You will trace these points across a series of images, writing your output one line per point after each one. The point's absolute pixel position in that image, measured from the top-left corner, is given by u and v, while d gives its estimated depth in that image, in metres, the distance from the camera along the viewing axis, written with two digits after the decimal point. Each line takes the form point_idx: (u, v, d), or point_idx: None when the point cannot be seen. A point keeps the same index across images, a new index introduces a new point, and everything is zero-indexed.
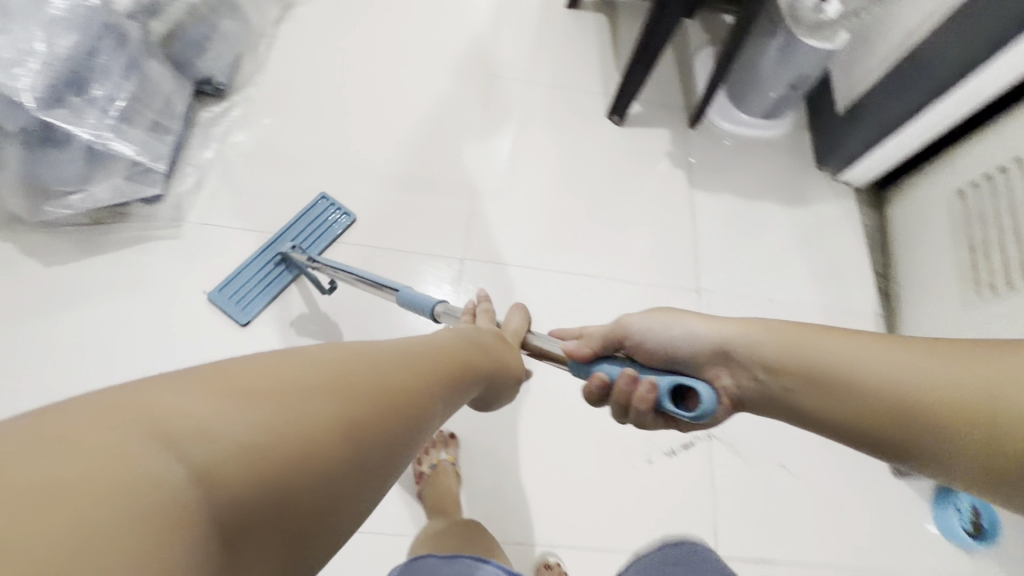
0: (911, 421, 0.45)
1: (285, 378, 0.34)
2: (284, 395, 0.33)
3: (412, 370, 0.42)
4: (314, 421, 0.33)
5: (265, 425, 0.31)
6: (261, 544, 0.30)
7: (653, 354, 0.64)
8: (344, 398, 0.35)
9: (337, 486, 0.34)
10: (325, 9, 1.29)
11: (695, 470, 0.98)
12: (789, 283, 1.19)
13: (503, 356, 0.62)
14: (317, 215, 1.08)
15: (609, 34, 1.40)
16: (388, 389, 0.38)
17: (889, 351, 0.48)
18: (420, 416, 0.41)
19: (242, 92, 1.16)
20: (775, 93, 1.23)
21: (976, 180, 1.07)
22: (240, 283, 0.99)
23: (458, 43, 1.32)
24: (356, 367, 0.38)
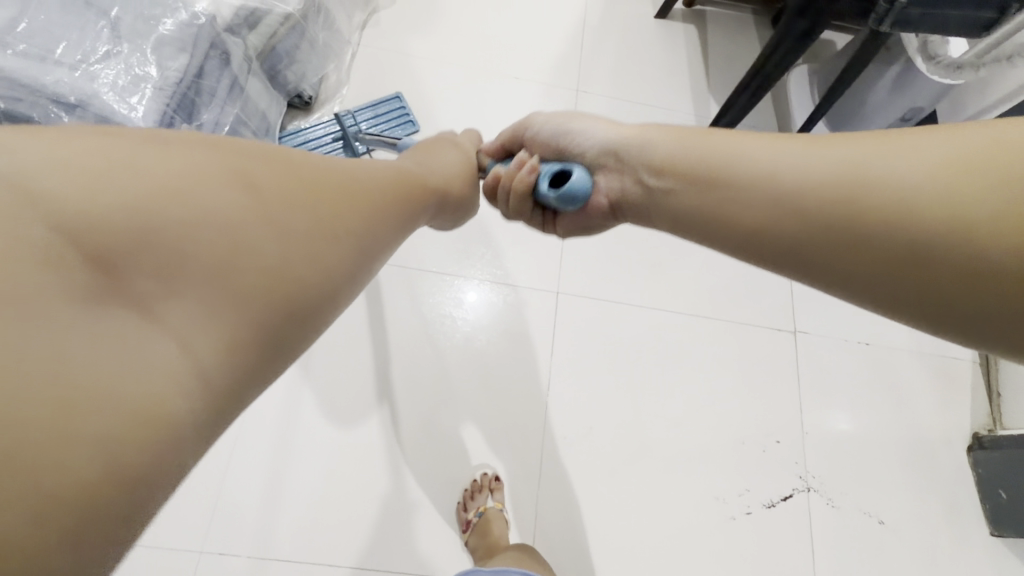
0: (839, 210, 0.36)
1: (148, 137, 0.29)
2: (141, 140, 0.28)
3: (339, 167, 0.37)
4: (192, 167, 0.29)
5: (102, 157, 0.26)
6: (162, 284, 0.26)
7: (539, 145, 0.58)
8: (227, 157, 0.30)
9: (253, 250, 0.29)
10: (409, 13, 1.22)
11: (795, 523, 0.97)
12: (885, 325, 1.14)
13: (456, 167, 0.57)
14: (390, 112, 1.09)
15: (699, 49, 1.33)
16: (296, 170, 0.33)
17: (908, 148, 0.35)
18: (350, 200, 0.36)
19: (327, 107, 1.11)
20: (881, 123, 1.17)
21: None
22: (294, 142, 1.03)
23: (545, 55, 1.26)
24: (274, 151, 0.34)
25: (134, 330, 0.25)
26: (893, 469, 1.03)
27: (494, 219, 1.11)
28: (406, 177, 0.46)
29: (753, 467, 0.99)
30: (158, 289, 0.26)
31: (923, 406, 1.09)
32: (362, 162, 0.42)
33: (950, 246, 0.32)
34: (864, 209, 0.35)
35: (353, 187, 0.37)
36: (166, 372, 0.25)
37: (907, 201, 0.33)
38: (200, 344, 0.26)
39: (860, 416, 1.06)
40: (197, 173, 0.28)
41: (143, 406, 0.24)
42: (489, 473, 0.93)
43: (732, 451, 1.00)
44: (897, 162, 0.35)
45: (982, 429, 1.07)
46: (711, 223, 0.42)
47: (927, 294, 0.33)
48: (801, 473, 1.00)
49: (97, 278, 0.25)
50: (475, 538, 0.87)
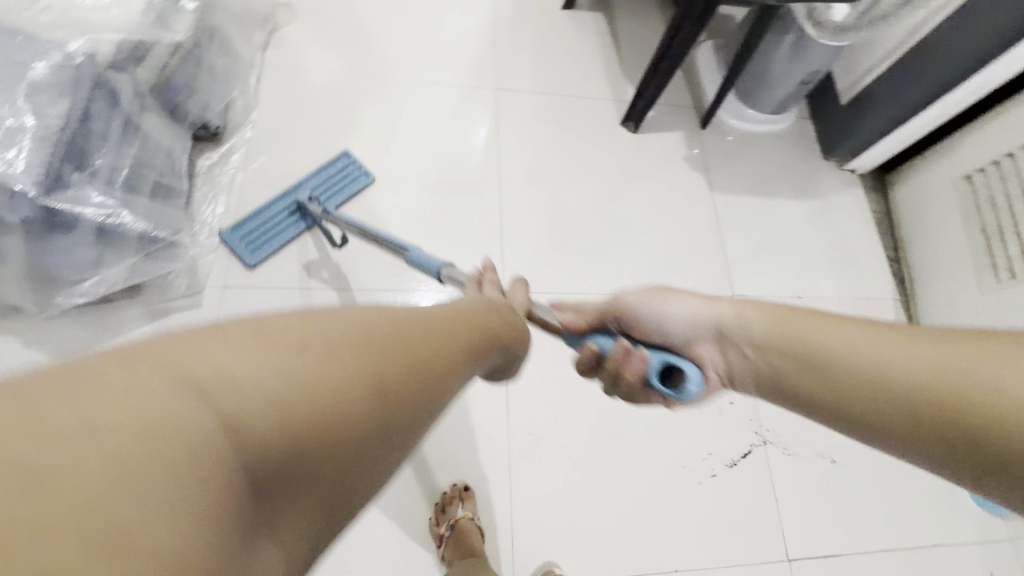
0: (912, 418, 0.46)
1: (321, 336, 0.30)
2: (312, 347, 0.29)
3: (443, 331, 0.38)
4: (345, 377, 0.30)
5: (283, 375, 0.27)
6: (282, 498, 0.28)
7: (646, 330, 0.64)
8: (374, 356, 0.32)
9: (365, 450, 0.31)
10: (312, 28, 1.18)
11: (757, 478, 1.01)
12: (812, 276, 1.22)
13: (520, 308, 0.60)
14: (337, 171, 1.08)
15: (609, 34, 1.35)
16: (422, 358, 0.35)
17: (895, 345, 0.48)
18: (449, 383, 0.37)
19: (238, 134, 1.06)
20: (785, 89, 1.24)
21: (986, 166, 1.12)
22: (253, 228, 0.97)
23: (460, 57, 1.25)
24: (412, 336, 0.35)
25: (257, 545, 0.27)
26: None
27: (430, 229, 1.09)
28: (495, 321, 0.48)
29: (713, 432, 1.03)
30: (279, 505, 0.28)
31: None
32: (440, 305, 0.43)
33: (990, 436, 0.41)
34: (893, 396, 0.46)
35: (454, 351, 0.39)
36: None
37: (921, 382, 0.45)
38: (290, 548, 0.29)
39: None
40: (336, 383, 0.29)
41: None
42: (458, 483, 0.92)
43: (691, 419, 1.03)
44: (865, 351, 0.49)
45: None
46: (807, 392, 0.52)
47: (986, 469, 0.42)
48: (756, 429, 1.05)
49: (237, 505, 0.25)
50: (450, 550, 0.86)
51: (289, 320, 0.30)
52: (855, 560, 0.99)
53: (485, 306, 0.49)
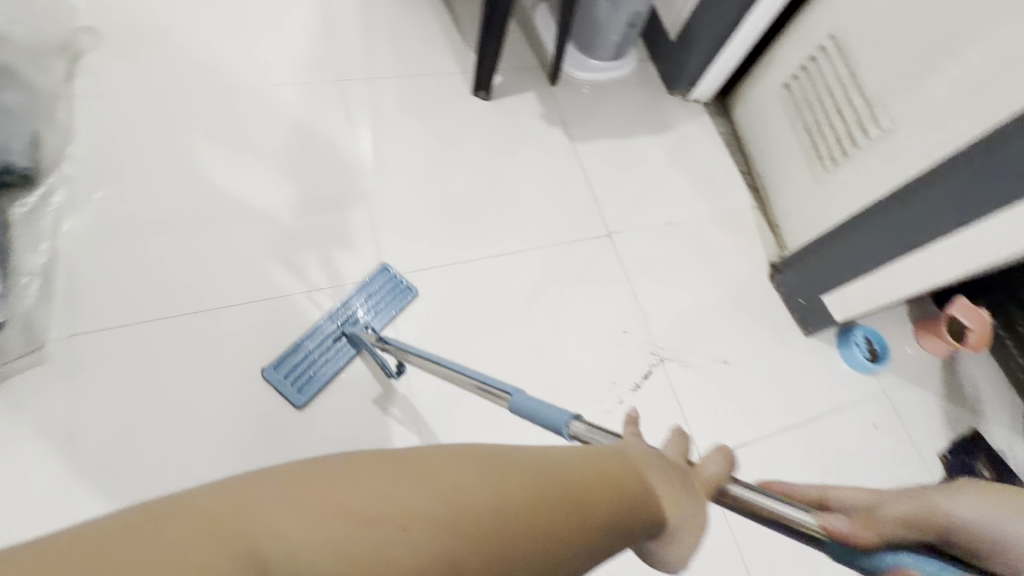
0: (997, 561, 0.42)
1: (403, 508, 0.29)
2: (395, 523, 0.28)
3: (566, 508, 0.33)
4: (414, 557, 0.28)
5: (344, 551, 0.27)
6: None
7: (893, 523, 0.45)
8: (452, 531, 0.29)
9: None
10: (123, 50, 1.10)
11: (661, 393, 1.07)
12: (679, 202, 1.30)
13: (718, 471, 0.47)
14: (381, 288, 1.04)
15: (445, 8, 1.36)
16: (516, 524, 0.31)
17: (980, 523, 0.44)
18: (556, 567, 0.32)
19: (57, 172, 0.98)
20: (616, 34, 1.31)
21: (796, 72, 1.25)
22: (297, 365, 0.95)
23: (295, 55, 1.22)
24: (517, 505, 0.31)
25: None
26: (721, 315, 1.19)
27: (297, 233, 1.06)
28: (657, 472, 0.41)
29: (613, 362, 1.08)
30: None
31: (728, 258, 1.26)
32: (577, 455, 0.38)
33: None
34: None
35: (577, 537, 0.33)
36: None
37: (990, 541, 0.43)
38: None
39: (685, 285, 1.20)
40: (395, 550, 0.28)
41: None
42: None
43: (592, 355, 1.08)
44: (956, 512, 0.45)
45: (774, 257, 1.28)
46: None
47: None
48: (652, 349, 1.11)
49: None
50: None
51: (384, 468, 0.31)
52: (757, 445, 1.08)
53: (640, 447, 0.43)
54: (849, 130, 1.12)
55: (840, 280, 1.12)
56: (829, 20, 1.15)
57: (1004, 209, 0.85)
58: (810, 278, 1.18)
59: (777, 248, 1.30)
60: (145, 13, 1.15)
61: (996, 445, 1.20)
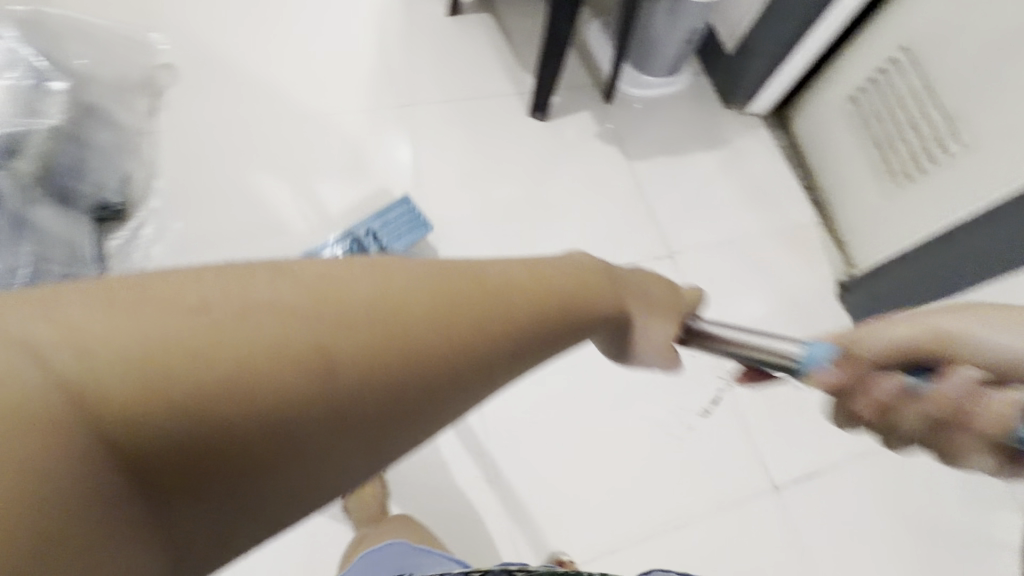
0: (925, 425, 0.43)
1: (230, 300, 0.26)
2: (217, 313, 0.25)
3: (469, 314, 0.30)
4: (268, 339, 0.26)
5: (159, 331, 0.24)
6: (215, 493, 0.26)
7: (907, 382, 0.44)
8: (308, 318, 0.27)
9: (307, 453, 0.28)
10: (198, 84, 1.15)
11: (730, 419, 1.05)
12: (739, 219, 1.28)
13: (666, 303, 0.47)
14: (396, 215, 1.09)
15: (498, 30, 1.38)
16: (392, 318, 0.28)
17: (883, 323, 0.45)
18: (457, 363, 0.30)
19: (146, 206, 1.04)
20: (673, 50, 1.29)
21: (863, 85, 1.21)
22: None
23: (358, 83, 1.24)
24: (394, 295, 0.29)
25: (128, 540, 0.24)
26: (789, 338, 1.16)
27: None
28: (561, 271, 0.37)
29: (679, 385, 1.06)
30: (196, 490, 0.26)
31: (791, 275, 1.23)
32: (514, 271, 0.34)
33: None
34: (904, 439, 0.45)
35: (478, 343, 0.31)
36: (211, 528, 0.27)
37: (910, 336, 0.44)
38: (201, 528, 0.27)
39: (746, 305, 1.18)
40: (261, 348, 0.26)
41: None
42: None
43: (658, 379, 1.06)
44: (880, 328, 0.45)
45: (842, 274, 1.26)
46: None
47: None
48: (721, 373, 1.09)
49: (123, 484, 0.24)
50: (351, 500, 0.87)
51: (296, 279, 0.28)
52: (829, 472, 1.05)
53: (572, 260, 0.40)
54: (925, 146, 1.08)
55: (917, 301, 1.08)
56: (900, 32, 1.11)
57: None
58: (884, 298, 1.15)
59: (845, 265, 1.27)
60: (218, 47, 1.19)
61: None
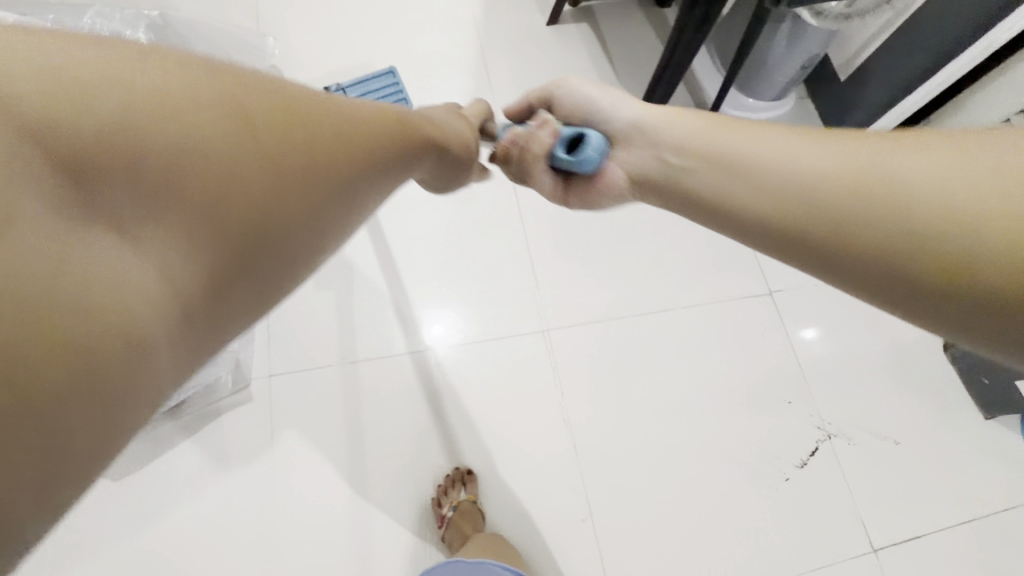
0: (835, 211, 0.38)
1: (138, 56, 0.25)
2: (131, 62, 0.24)
3: (367, 130, 0.33)
4: (183, 83, 0.25)
5: (77, 74, 0.22)
6: (174, 237, 0.24)
7: (570, 113, 0.62)
8: (218, 75, 0.26)
9: (233, 187, 0.25)
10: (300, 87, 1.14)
11: (827, 474, 1.01)
12: None
13: (463, 131, 0.55)
14: (382, 87, 1.11)
15: (597, 42, 1.33)
16: (300, 101, 0.29)
17: (808, 145, 0.41)
18: (365, 156, 0.32)
19: None
20: (784, 78, 1.24)
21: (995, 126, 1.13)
22: None
23: (453, 94, 1.22)
24: (291, 87, 0.30)
25: (121, 257, 0.22)
26: (891, 390, 1.10)
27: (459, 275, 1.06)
28: (424, 132, 0.44)
29: (775, 434, 1.03)
30: (150, 223, 0.23)
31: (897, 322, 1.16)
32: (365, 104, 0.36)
33: None
34: (809, 201, 0.39)
35: (370, 139, 0.33)
36: (147, 327, 0.23)
37: (898, 191, 0.36)
38: (187, 286, 0.24)
39: (850, 351, 1.12)
40: (172, 90, 0.24)
41: (106, 312, 0.21)
42: (461, 467, 0.93)
43: (753, 425, 1.03)
44: (754, 141, 0.44)
45: None
46: None
47: None
48: (819, 424, 1.05)
49: (59, 188, 0.22)
50: (451, 532, 0.86)
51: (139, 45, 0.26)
52: (931, 540, 1.00)
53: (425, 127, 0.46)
54: None
55: None
56: None
57: None
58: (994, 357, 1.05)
59: None
60: (320, 52, 1.18)
61: None
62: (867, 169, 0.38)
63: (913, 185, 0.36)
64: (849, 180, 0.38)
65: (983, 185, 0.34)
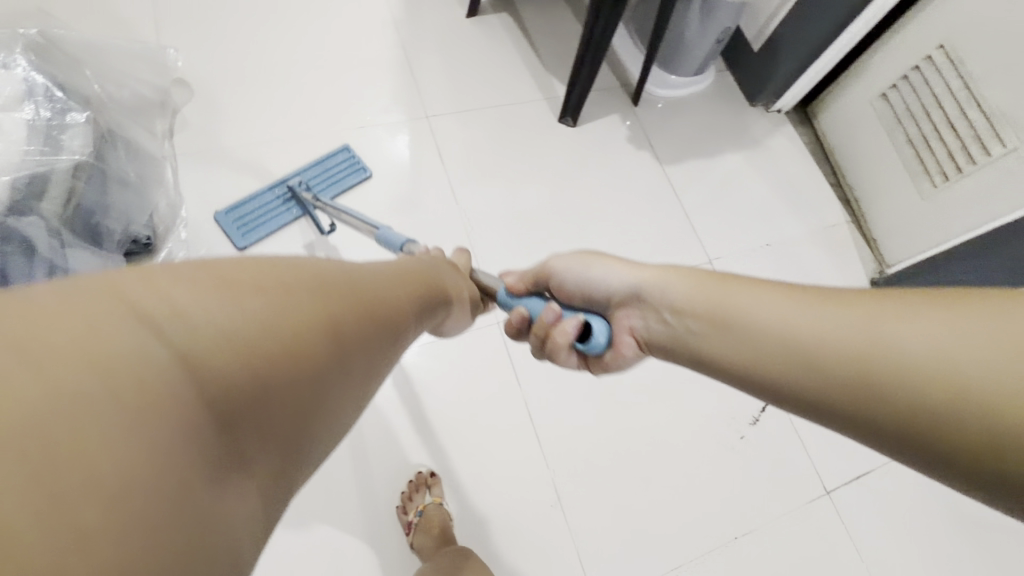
0: (853, 380, 0.40)
1: (269, 281, 0.31)
2: (270, 294, 0.30)
3: (393, 311, 0.42)
4: (301, 315, 0.31)
5: (245, 315, 0.28)
6: (258, 441, 0.28)
7: (571, 293, 0.65)
8: (321, 295, 0.33)
9: (312, 403, 0.31)
10: (212, 101, 1.09)
11: (779, 426, 1.06)
12: (773, 221, 1.28)
13: (459, 280, 0.66)
14: (336, 163, 1.11)
15: (518, 31, 1.33)
16: (361, 300, 0.37)
17: (813, 313, 0.43)
18: (391, 323, 0.41)
19: (173, 236, 0.96)
20: (702, 51, 1.27)
21: (897, 82, 1.20)
22: (247, 215, 1.01)
23: (379, 94, 1.19)
24: (357, 291, 0.38)
25: (236, 485, 0.27)
26: None
27: None
28: (416, 271, 0.54)
29: (728, 395, 1.06)
30: (256, 442, 0.28)
31: (827, 275, 1.24)
32: (372, 274, 0.43)
33: None
34: (811, 369, 0.42)
35: (392, 319, 0.41)
36: (251, 516, 0.28)
37: (894, 368, 0.38)
38: (263, 493, 0.29)
39: None
40: (299, 319, 0.31)
41: (219, 543, 0.25)
42: (423, 471, 0.92)
43: (707, 389, 1.06)
44: (752, 304, 0.47)
45: (875, 274, 1.27)
46: None
47: None
48: None
49: (215, 427, 0.26)
50: (420, 538, 0.85)
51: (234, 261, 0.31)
52: (879, 475, 1.06)
53: (418, 267, 0.56)
54: (964, 146, 1.08)
55: None
56: (940, 28, 1.10)
57: None
58: None
59: (876, 264, 1.28)
60: (231, 62, 1.13)
61: None
62: (875, 343, 0.39)
63: (918, 354, 0.37)
64: (859, 360, 0.40)
65: (995, 372, 0.34)
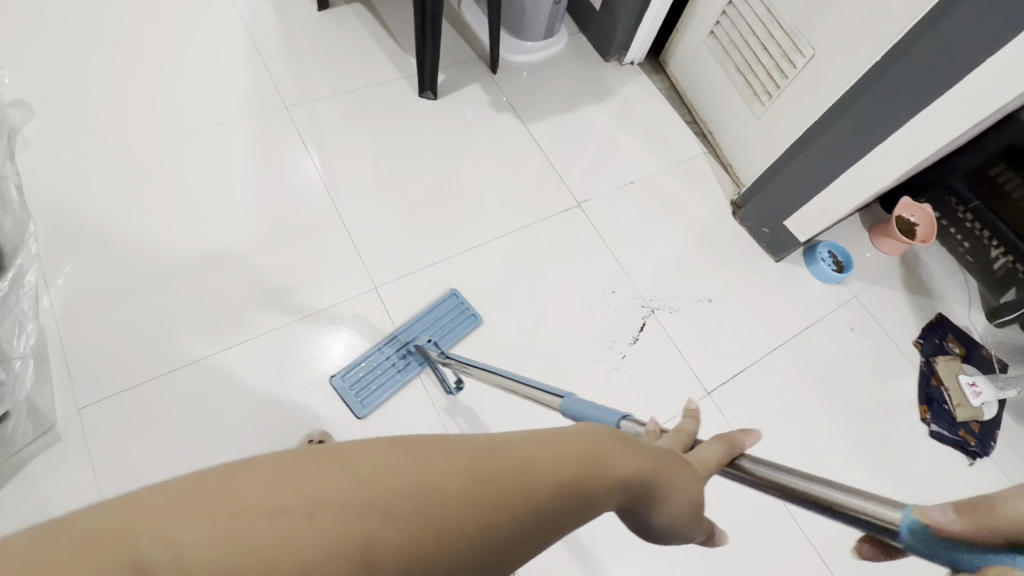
0: None
1: (304, 499, 0.23)
2: (292, 523, 0.23)
3: (516, 510, 0.28)
4: (322, 557, 0.23)
5: (247, 557, 0.22)
6: None
7: None
8: (371, 513, 0.24)
9: None
10: (57, 119, 1.09)
11: (658, 342, 1.13)
12: (636, 161, 1.36)
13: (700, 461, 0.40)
14: (448, 309, 1.07)
15: (373, 19, 1.37)
16: (447, 503, 0.26)
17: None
18: (504, 528, 0.27)
19: (23, 251, 0.96)
20: (544, 15, 1.35)
21: (719, 18, 1.31)
22: (363, 378, 0.99)
23: (233, 91, 1.21)
24: (447, 492, 0.26)
25: None
26: (697, 261, 1.26)
27: (276, 266, 1.05)
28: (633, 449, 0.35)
29: (606, 321, 1.13)
30: None
31: (689, 201, 1.34)
32: (504, 453, 0.29)
33: None
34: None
35: (517, 528, 0.28)
36: None
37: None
38: None
39: (656, 236, 1.26)
40: (308, 565, 0.22)
41: None
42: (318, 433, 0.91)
43: (587, 319, 1.13)
44: None
45: (734, 195, 1.36)
46: None
47: None
48: (642, 302, 1.17)
49: None
50: None
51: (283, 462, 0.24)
52: (755, 371, 1.15)
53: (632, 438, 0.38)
54: (778, 63, 1.20)
55: (796, 204, 1.20)
56: None
57: (917, 117, 0.95)
58: (768, 206, 1.26)
59: (735, 187, 1.38)
60: (74, 79, 1.13)
61: (960, 322, 1.32)
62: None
63: None
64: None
65: None
